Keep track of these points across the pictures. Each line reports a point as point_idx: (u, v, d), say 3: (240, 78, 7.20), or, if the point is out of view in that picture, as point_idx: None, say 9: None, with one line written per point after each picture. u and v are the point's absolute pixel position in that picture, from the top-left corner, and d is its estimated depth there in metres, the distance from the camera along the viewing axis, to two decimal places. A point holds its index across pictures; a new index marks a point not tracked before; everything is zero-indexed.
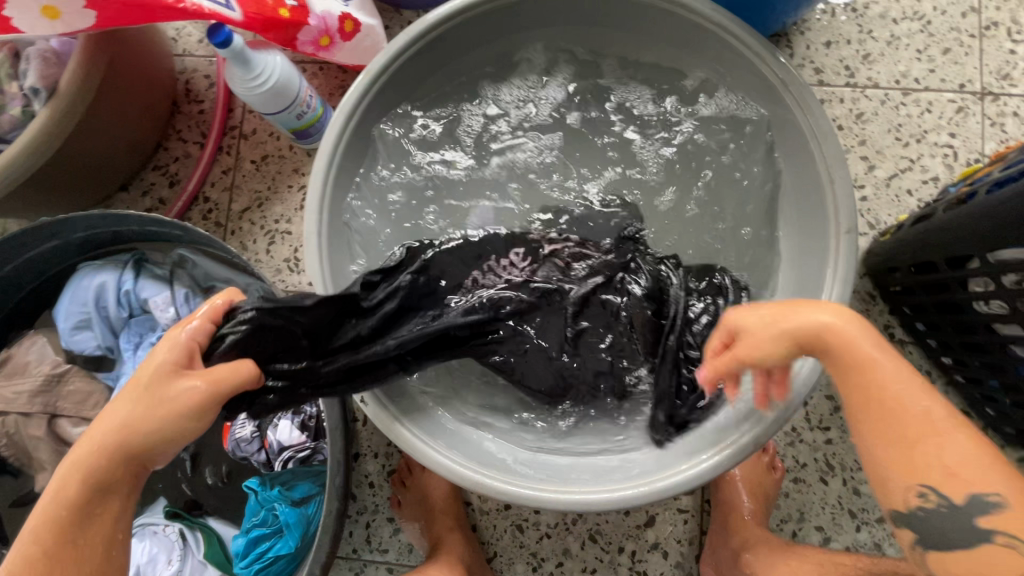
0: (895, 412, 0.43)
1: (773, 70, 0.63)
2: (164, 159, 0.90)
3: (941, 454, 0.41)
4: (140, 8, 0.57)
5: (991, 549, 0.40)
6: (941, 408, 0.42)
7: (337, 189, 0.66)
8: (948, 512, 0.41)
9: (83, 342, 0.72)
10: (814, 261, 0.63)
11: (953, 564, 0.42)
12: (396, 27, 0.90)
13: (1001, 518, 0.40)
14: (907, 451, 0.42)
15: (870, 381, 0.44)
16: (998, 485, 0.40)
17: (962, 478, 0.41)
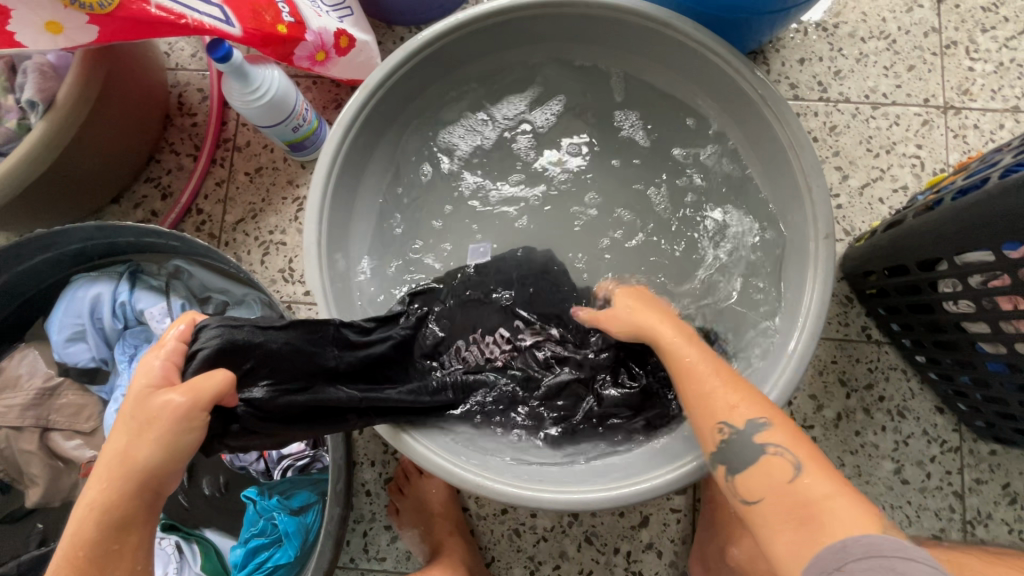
0: (682, 368, 0.53)
1: (752, 86, 0.66)
2: (156, 171, 0.91)
3: (718, 399, 0.49)
4: (143, 24, 0.59)
5: (771, 462, 0.46)
6: (711, 361, 0.53)
7: (336, 201, 0.68)
8: (742, 442, 0.47)
9: (78, 355, 0.71)
10: (795, 269, 0.66)
11: (753, 487, 0.45)
12: (388, 42, 0.92)
13: (769, 433, 0.47)
14: (697, 403, 0.50)
15: (673, 356, 0.54)
16: (762, 409, 0.48)
17: (741, 409, 0.48)
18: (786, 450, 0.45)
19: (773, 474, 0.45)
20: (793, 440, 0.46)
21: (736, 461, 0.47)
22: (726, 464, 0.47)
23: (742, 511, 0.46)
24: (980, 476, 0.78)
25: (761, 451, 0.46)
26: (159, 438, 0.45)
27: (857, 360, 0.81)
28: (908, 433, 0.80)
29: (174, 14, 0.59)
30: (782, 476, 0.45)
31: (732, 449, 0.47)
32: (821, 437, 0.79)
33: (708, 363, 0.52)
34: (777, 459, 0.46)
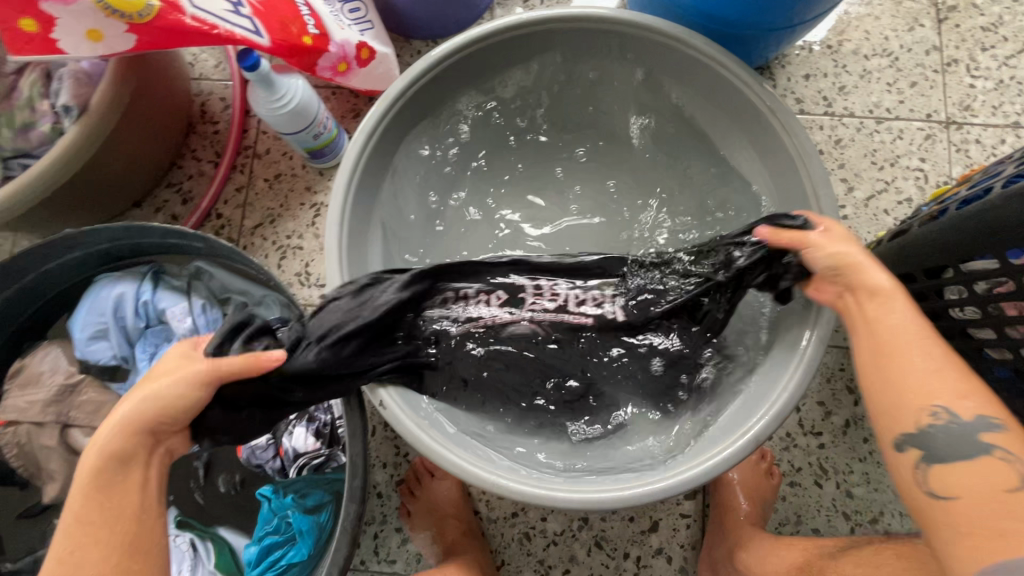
0: (898, 344, 0.48)
1: (761, 99, 0.69)
2: (178, 177, 0.93)
3: (913, 374, 0.47)
4: (178, 34, 0.61)
5: (989, 463, 0.44)
6: (934, 336, 0.48)
7: (356, 206, 0.70)
8: (956, 430, 0.45)
9: (99, 352, 0.72)
10: None
11: (953, 478, 0.44)
12: (407, 55, 0.95)
13: (1002, 436, 0.44)
14: (885, 377, 0.48)
15: (875, 325, 0.50)
16: (997, 410, 0.45)
17: (969, 397, 0.45)
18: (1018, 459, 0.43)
19: (992, 476, 0.43)
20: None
21: (936, 451, 0.45)
22: (924, 450, 0.46)
23: (924, 503, 0.45)
24: None
25: (986, 449, 0.44)
26: (172, 380, 0.53)
27: None
28: None
29: (207, 25, 0.62)
30: (1004, 483, 0.43)
31: (937, 435, 0.45)
32: (831, 444, 0.80)
33: (930, 338, 0.48)
34: (1001, 464, 0.44)
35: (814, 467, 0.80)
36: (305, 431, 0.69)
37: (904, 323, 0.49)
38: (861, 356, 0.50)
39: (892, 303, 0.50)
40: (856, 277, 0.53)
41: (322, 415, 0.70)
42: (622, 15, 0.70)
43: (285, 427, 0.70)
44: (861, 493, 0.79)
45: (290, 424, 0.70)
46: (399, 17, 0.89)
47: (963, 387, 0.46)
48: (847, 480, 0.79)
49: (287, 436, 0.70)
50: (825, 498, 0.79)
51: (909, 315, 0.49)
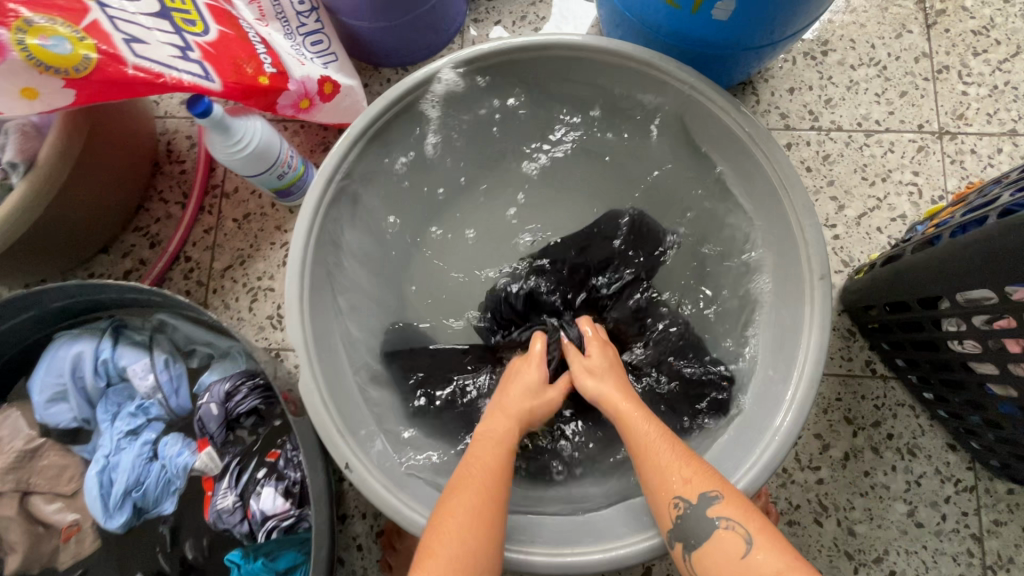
0: (644, 449, 0.56)
1: (742, 127, 0.65)
2: (145, 220, 0.90)
3: (662, 462, 0.55)
4: (120, 85, 0.58)
5: (721, 535, 0.49)
6: (662, 430, 0.58)
7: (318, 255, 0.67)
8: (694, 514, 0.51)
9: (59, 415, 0.69)
10: (792, 289, 0.64)
11: (708, 562, 0.49)
12: (375, 84, 0.91)
13: (720, 506, 0.50)
14: (654, 479, 0.54)
15: (635, 437, 0.57)
16: (712, 482, 0.52)
17: (695, 481, 0.52)
18: (737, 524, 0.49)
19: (728, 550, 0.48)
20: (744, 514, 0.50)
21: (693, 539, 0.51)
22: (682, 540, 0.51)
23: None
24: (998, 516, 0.75)
25: (714, 525, 0.50)
26: (485, 442, 0.58)
27: (863, 397, 0.78)
28: (919, 472, 0.76)
29: (152, 73, 0.59)
30: (734, 552, 0.48)
31: (686, 524, 0.51)
32: (829, 479, 0.77)
33: (663, 439, 0.56)
34: (729, 534, 0.49)
35: (814, 504, 0.76)
36: (274, 491, 0.66)
37: (652, 433, 0.57)
38: (647, 476, 0.55)
39: (632, 416, 0.59)
40: (607, 403, 0.62)
41: (292, 473, 0.67)
42: (590, 41, 0.67)
43: (253, 488, 0.66)
44: (864, 531, 0.75)
45: (258, 485, 0.66)
46: (364, 46, 0.85)
47: (692, 475, 0.53)
48: (849, 517, 0.76)
49: (254, 497, 0.66)
50: (826, 537, 0.75)
51: (649, 423, 0.58)
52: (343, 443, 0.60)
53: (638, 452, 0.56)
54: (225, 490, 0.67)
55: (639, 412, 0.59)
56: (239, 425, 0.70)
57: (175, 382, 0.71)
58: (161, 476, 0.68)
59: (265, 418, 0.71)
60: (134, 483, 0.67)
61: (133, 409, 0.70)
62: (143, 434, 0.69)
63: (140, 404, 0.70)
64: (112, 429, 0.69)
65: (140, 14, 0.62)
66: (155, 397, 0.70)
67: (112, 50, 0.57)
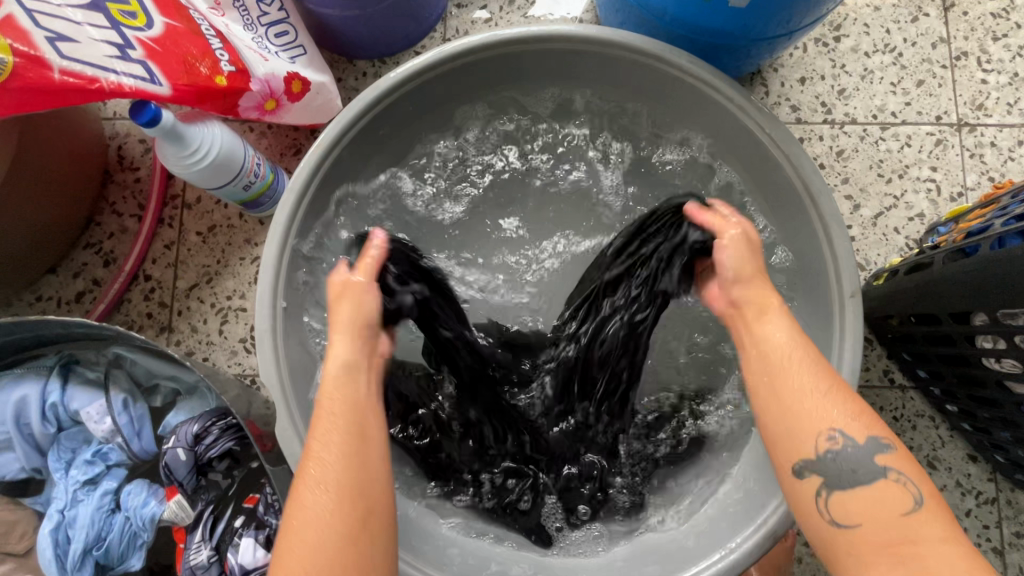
0: (781, 362, 0.47)
1: (761, 126, 0.60)
2: (97, 235, 0.81)
3: (818, 400, 0.45)
4: (45, 92, 0.50)
5: (884, 485, 0.43)
6: (821, 363, 0.48)
7: (290, 279, 0.60)
8: (853, 452, 0.44)
9: (5, 466, 0.62)
10: (819, 300, 0.60)
11: (853, 503, 0.43)
12: (350, 79, 0.82)
13: (891, 457, 0.44)
14: (793, 405, 0.46)
15: (768, 363, 0.48)
16: (884, 430, 0.45)
17: (863, 421, 0.45)
18: (909, 480, 0.43)
19: (887, 504, 0.42)
20: (915, 470, 0.43)
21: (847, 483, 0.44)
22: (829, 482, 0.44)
23: (829, 535, 0.43)
24: (1020, 529, 0.72)
25: (881, 474, 0.43)
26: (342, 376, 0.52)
27: (881, 409, 0.74)
28: (940, 485, 0.73)
29: (84, 78, 0.51)
30: (900, 507, 0.42)
31: (835, 463, 0.44)
32: None
33: (806, 350, 0.48)
34: (896, 488, 0.43)
35: None
36: (254, 542, 0.59)
37: (799, 355, 0.47)
38: (761, 390, 0.48)
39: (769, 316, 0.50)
40: (750, 290, 0.53)
41: (274, 521, 0.61)
42: (594, 33, 0.60)
43: (230, 540, 0.60)
44: None
45: (235, 537, 0.60)
46: (336, 39, 0.76)
47: (834, 393, 0.46)
48: None
49: (232, 549, 0.60)
50: None
51: (794, 345, 0.48)
52: None
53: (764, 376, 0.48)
54: (198, 544, 0.60)
55: (798, 344, 0.48)
56: (211, 470, 0.63)
57: (136, 424, 0.63)
58: (124, 530, 0.61)
59: (240, 459, 0.64)
60: (95, 540, 0.60)
61: (90, 456, 0.62)
62: (103, 483, 0.62)
63: (97, 451, 0.63)
64: (68, 479, 0.62)
65: (68, 7, 0.53)
66: (114, 442, 0.63)
67: (32, 51, 0.48)
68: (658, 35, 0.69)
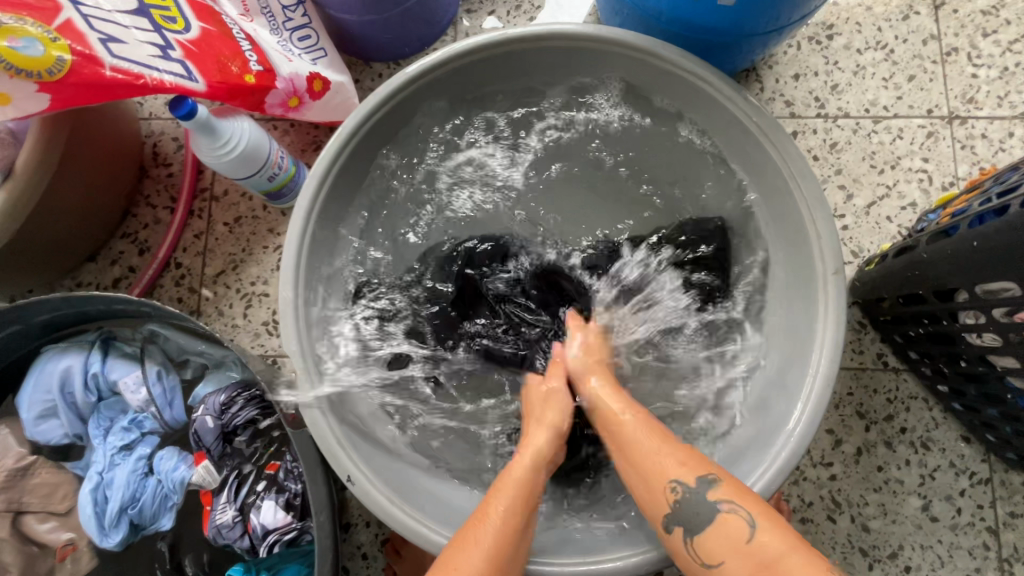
0: (620, 428, 0.56)
1: (749, 116, 0.64)
2: (133, 226, 0.87)
3: (650, 454, 0.52)
4: (96, 87, 0.56)
5: (723, 518, 0.47)
6: (649, 423, 0.56)
7: (313, 258, 0.65)
8: (694, 499, 0.48)
9: (50, 432, 0.67)
10: (804, 277, 0.64)
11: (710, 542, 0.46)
12: (367, 80, 0.88)
13: (719, 490, 0.48)
14: (637, 453, 0.53)
15: (616, 428, 0.57)
16: (710, 467, 0.50)
17: (692, 464, 0.51)
18: (740, 507, 0.46)
19: (731, 533, 0.46)
20: (745, 498, 0.47)
21: (693, 524, 0.48)
22: (683, 525, 0.48)
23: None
24: (1015, 509, 0.74)
25: (716, 509, 0.47)
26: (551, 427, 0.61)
27: (875, 390, 0.77)
28: (934, 466, 0.75)
29: (131, 74, 0.57)
30: (739, 536, 0.45)
31: (684, 509, 0.48)
32: (842, 475, 0.75)
33: (641, 422, 0.56)
34: (732, 517, 0.46)
35: (827, 501, 0.74)
36: (274, 504, 0.64)
37: (636, 421, 0.56)
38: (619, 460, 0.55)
39: (612, 405, 0.59)
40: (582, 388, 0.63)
41: (294, 485, 0.65)
42: (591, 31, 0.65)
43: (253, 502, 0.64)
44: (878, 527, 0.74)
45: (257, 499, 0.64)
46: (353, 41, 0.82)
47: (660, 441, 0.54)
48: (863, 513, 0.74)
49: (254, 511, 0.64)
50: (840, 533, 0.74)
51: (636, 416, 0.57)
52: (344, 456, 0.58)
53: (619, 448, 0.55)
54: (224, 504, 0.65)
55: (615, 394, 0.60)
56: (236, 437, 0.68)
57: (168, 394, 0.68)
58: (157, 492, 0.66)
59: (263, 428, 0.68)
60: (130, 499, 0.65)
61: (127, 423, 0.68)
62: (137, 449, 0.67)
63: (133, 419, 0.68)
64: (106, 444, 0.67)
65: (117, 11, 0.59)
66: (148, 411, 0.68)
67: (87, 50, 0.54)
68: (655, 34, 0.74)
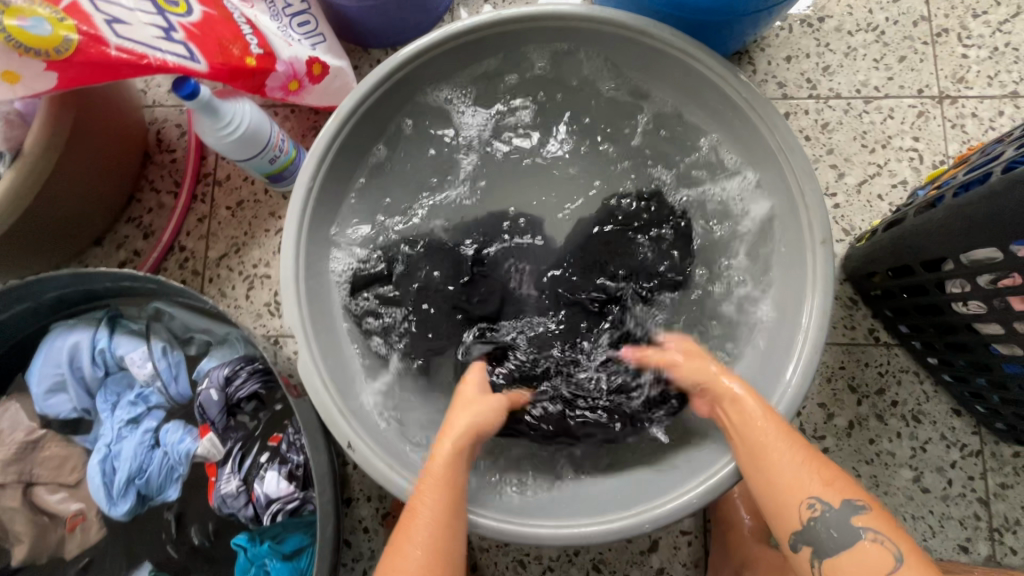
0: (761, 436, 0.53)
1: (738, 92, 0.66)
2: (137, 211, 0.89)
3: (780, 463, 0.51)
4: (103, 67, 0.57)
5: (864, 545, 0.48)
6: (775, 419, 0.54)
7: (312, 235, 0.67)
8: (835, 520, 0.48)
9: (59, 406, 0.69)
10: (796, 246, 0.65)
11: (843, 567, 0.48)
12: (365, 66, 0.89)
13: (869, 518, 0.49)
14: (778, 472, 0.51)
15: (745, 427, 0.54)
16: (859, 492, 0.50)
17: (835, 486, 0.50)
18: (886, 539, 0.47)
19: (871, 562, 0.47)
20: (892, 529, 0.48)
21: (823, 546, 0.48)
22: (812, 546, 0.49)
23: None
24: (1005, 480, 0.75)
25: (859, 535, 0.48)
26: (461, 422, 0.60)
27: (867, 365, 0.78)
28: (925, 438, 0.76)
29: (135, 54, 0.59)
30: (881, 567, 0.46)
31: (816, 529, 0.49)
32: (834, 448, 0.76)
33: (778, 428, 0.53)
34: (872, 546, 0.48)
35: None
36: (277, 474, 0.65)
37: (771, 422, 0.54)
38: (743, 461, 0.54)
39: (750, 401, 0.55)
40: (715, 388, 0.59)
41: (295, 456, 0.66)
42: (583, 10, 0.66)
43: (257, 472, 0.66)
44: (870, 498, 0.75)
45: (261, 469, 0.66)
46: (352, 27, 0.84)
47: (804, 456, 0.52)
48: (855, 485, 0.76)
49: (258, 481, 0.66)
50: None
51: (768, 417, 0.54)
52: (344, 423, 0.59)
53: (749, 455, 0.53)
54: (228, 475, 0.66)
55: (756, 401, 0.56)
56: (239, 411, 0.70)
57: (173, 369, 0.70)
58: (163, 464, 0.68)
59: (265, 402, 0.70)
60: (137, 470, 0.67)
61: (133, 397, 0.70)
62: (144, 422, 0.69)
63: (139, 394, 0.70)
64: (113, 418, 0.69)
65: None
66: (154, 385, 0.70)
67: (93, 30, 0.56)
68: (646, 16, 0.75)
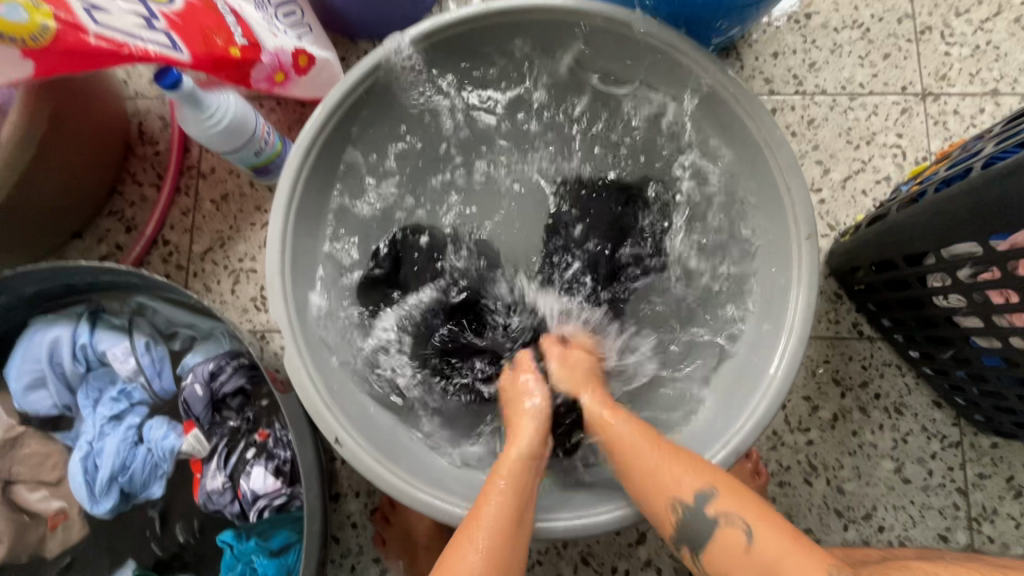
0: (621, 447, 0.55)
1: (726, 86, 0.66)
2: (119, 204, 0.87)
3: (644, 463, 0.53)
4: (82, 55, 0.56)
5: (723, 529, 0.48)
6: (642, 430, 0.56)
7: (298, 228, 0.66)
8: (694, 513, 0.49)
9: (39, 403, 0.68)
10: (783, 241, 0.66)
11: (715, 558, 0.48)
12: (353, 58, 0.88)
13: (717, 502, 0.49)
14: (648, 478, 0.52)
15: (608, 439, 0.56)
16: (708, 478, 0.51)
17: (687, 481, 0.51)
18: (735, 516, 0.48)
19: (731, 545, 0.47)
20: (743, 507, 0.48)
21: (694, 540, 0.49)
22: (687, 541, 0.49)
23: None
24: (983, 470, 0.76)
25: (714, 523, 0.48)
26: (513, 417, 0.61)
27: (850, 358, 0.79)
28: (906, 430, 0.77)
29: (115, 43, 0.57)
30: (738, 545, 0.47)
31: (685, 527, 0.49)
32: (819, 440, 0.77)
33: (638, 434, 0.55)
34: (730, 527, 0.48)
35: (804, 465, 0.77)
36: (264, 470, 0.65)
37: (629, 429, 0.56)
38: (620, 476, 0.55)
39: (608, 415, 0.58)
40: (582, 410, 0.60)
41: (282, 452, 0.66)
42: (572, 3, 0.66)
43: (243, 468, 0.65)
44: (853, 489, 0.77)
45: (247, 465, 0.65)
46: (339, 18, 0.83)
47: (659, 454, 0.53)
48: (838, 476, 0.77)
49: (243, 477, 0.65)
50: (817, 495, 0.76)
51: (630, 426, 0.56)
52: (330, 417, 0.59)
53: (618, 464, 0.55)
54: (214, 471, 0.66)
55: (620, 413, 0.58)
56: (225, 407, 0.69)
57: (157, 365, 0.69)
58: (147, 460, 0.67)
59: (252, 397, 0.69)
60: (120, 468, 0.66)
61: (115, 394, 0.68)
62: (127, 418, 0.68)
63: (121, 390, 0.69)
64: (95, 414, 0.68)
65: None
66: (137, 381, 0.69)
67: (71, 18, 0.54)
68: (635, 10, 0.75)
